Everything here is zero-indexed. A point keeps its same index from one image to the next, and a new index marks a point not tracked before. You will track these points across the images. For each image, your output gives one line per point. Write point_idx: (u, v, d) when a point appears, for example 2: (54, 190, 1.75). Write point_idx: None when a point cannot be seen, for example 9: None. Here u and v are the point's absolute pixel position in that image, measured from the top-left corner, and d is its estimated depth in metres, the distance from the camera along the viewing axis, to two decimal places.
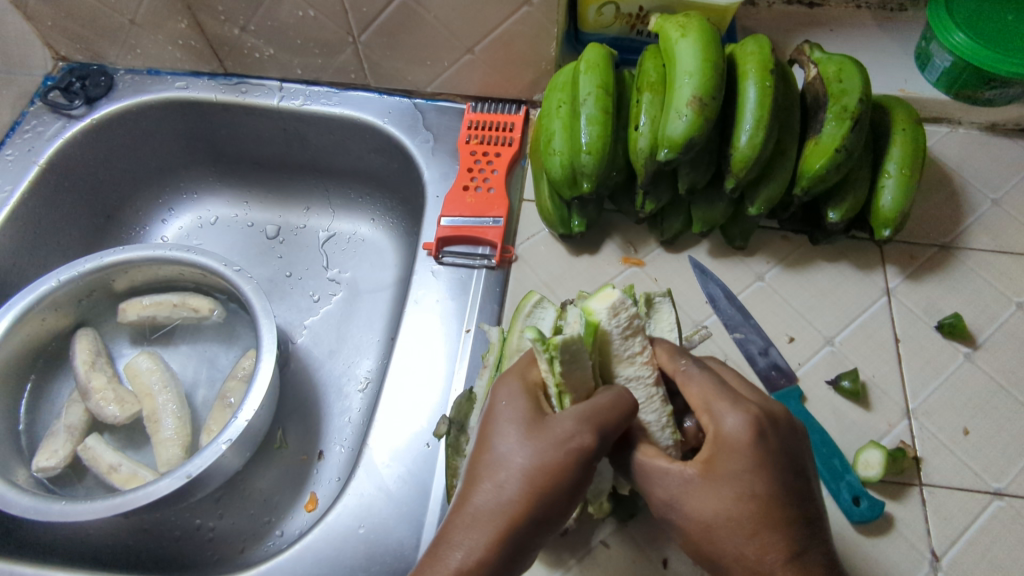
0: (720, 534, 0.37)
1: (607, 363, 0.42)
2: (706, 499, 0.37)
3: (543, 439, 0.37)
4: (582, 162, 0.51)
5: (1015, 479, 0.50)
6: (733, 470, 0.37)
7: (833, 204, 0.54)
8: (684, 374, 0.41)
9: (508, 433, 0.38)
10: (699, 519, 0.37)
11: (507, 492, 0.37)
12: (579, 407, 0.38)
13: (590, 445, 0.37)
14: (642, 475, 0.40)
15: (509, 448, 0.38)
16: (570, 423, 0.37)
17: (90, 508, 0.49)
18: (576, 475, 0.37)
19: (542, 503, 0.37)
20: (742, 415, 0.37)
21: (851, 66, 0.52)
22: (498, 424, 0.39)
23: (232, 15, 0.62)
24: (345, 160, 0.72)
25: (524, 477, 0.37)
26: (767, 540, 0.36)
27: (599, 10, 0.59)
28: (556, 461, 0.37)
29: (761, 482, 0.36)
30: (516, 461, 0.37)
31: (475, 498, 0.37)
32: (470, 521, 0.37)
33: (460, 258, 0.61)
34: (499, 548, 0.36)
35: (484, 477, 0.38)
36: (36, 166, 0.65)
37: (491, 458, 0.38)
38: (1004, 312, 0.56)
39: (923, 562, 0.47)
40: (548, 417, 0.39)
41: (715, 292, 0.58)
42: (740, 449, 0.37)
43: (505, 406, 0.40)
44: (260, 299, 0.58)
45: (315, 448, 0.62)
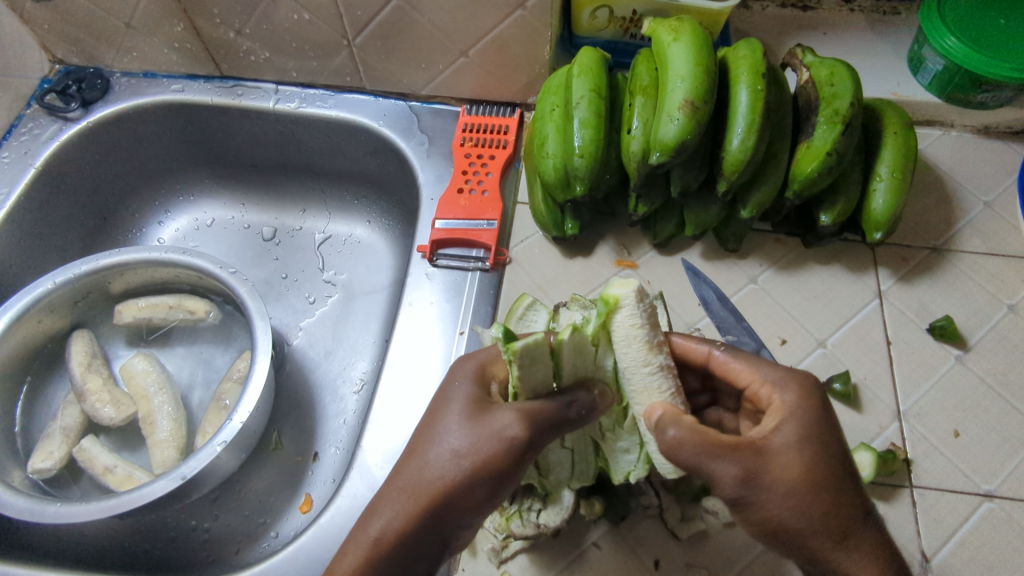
0: (804, 498, 0.38)
1: (635, 353, 0.41)
2: (791, 465, 0.39)
3: (478, 427, 0.39)
4: (576, 165, 0.52)
5: (1005, 480, 0.50)
6: (808, 434, 0.40)
7: (825, 207, 0.54)
8: (724, 358, 0.45)
9: (449, 415, 0.41)
10: (788, 484, 0.38)
11: (433, 470, 0.39)
12: (521, 403, 0.40)
13: (520, 437, 0.38)
14: (716, 454, 0.38)
15: (446, 432, 0.40)
16: (507, 416, 0.39)
17: (84, 510, 0.49)
18: (505, 466, 0.39)
19: (464, 485, 0.39)
20: (798, 383, 0.42)
21: (843, 69, 0.52)
22: (444, 406, 0.41)
23: (228, 18, 0.63)
24: (340, 162, 0.73)
25: (452, 457, 0.39)
26: (842, 495, 0.39)
27: (593, 13, 0.60)
28: (485, 447, 0.39)
29: (832, 444, 0.40)
30: (446, 443, 0.40)
31: (404, 472, 0.40)
32: (397, 494, 0.40)
33: (454, 261, 0.61)
34: (418, 521, 0.39)
35: (418, 452, 0.41)
36: (32, 169, 0.65)
37: (429, 438, 0.41)
38: (995, 314, 0.57)
39: (914, 563, 0.47)
40: (492, 406, 0.40)
41: (708, 295, 0.58)
42: (807, 414, 0.40)
43: (455, 389, 0.42)
44: (255, 301, 0.58)
45: (310, 449, 0.62)
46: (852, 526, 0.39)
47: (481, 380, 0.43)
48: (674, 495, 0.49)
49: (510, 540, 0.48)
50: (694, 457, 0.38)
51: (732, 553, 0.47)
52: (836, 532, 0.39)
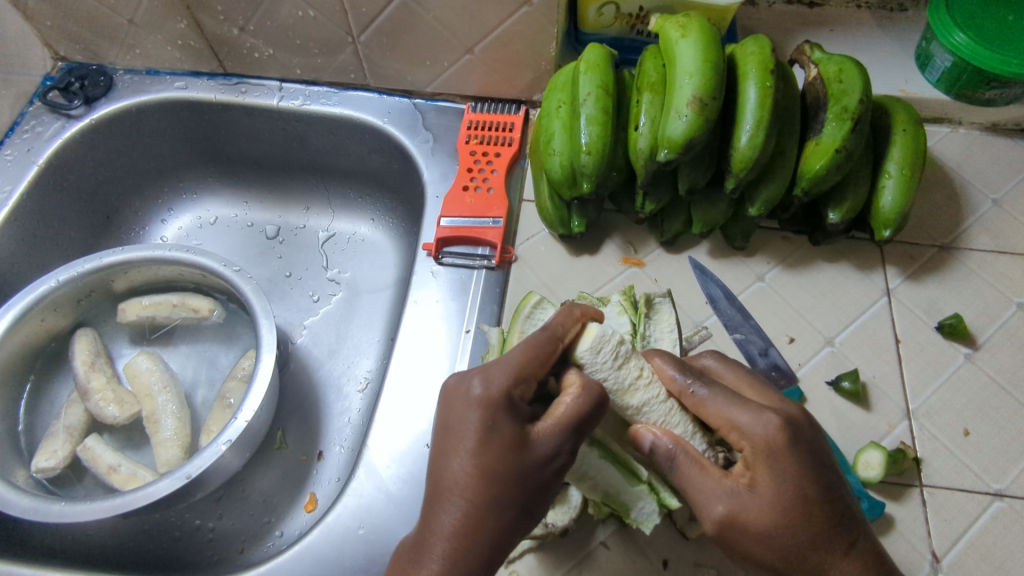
0: (778, 544, 0.38)
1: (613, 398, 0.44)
2: (759, 511, 0.38)
3: (527, 463, 0.38)
4: (582, 162, 0.51)
5: (1015, 479, 0.50)
6: (784, 480, 0.38)
7: (833, 204, 0.54)
8: (700, 396, 0.41)
9: (492, 452, 0.38)
10: (759, 530, 0.38)
11: (483, 512, 0.38)
12: (564, 433, 0.39)
13: (566, 453, 0.39)
14: (694, 484, 0.40)
15: (483, 465, 0.38)
16: (553, 448, 0.38)
17: (88, 509, 0.49)
18: (547, 483, 0.39)
19: (513, 513, 0.38)
20: (771, 425, 0.38)
21: (851, 66, 0.52)
22: (470, 437, 0.38)
23: (232, 15, 0.62)
24: (344, 160, 0.72)
25: (497, 491, 0.38)
26: (825, 539, 0.38)
27: (599, 10, 0.59)
28: (531, 472, 0.38)
29: (807, 488, 0.38)
30: (490, 479, 0.38)
31: (454, 517, 0.38)
32: (448, 537, 0.37)
33: (460, 259, 0.61)
34: (473, 559, 0.37)
35: (462, 492, 0.38)
36: (35, 166, 0.65)
37: (464, 474, 0.38)
38: (1004, 312, 0.56)
39: (924, 563, 0.47)
40: (529, 428, 0.39)
41: (714, 292, 0.58)
42: (776, 457, 0.38)
43: (490, 422, 0.38)
44: (260, 299, 0.58)
45: (314, 448, 0.62)
46: (840, 567, 0.38)
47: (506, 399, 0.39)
48: None
49: (517, 541, 0.47)
50: (677, 480, 0.41)
51: None
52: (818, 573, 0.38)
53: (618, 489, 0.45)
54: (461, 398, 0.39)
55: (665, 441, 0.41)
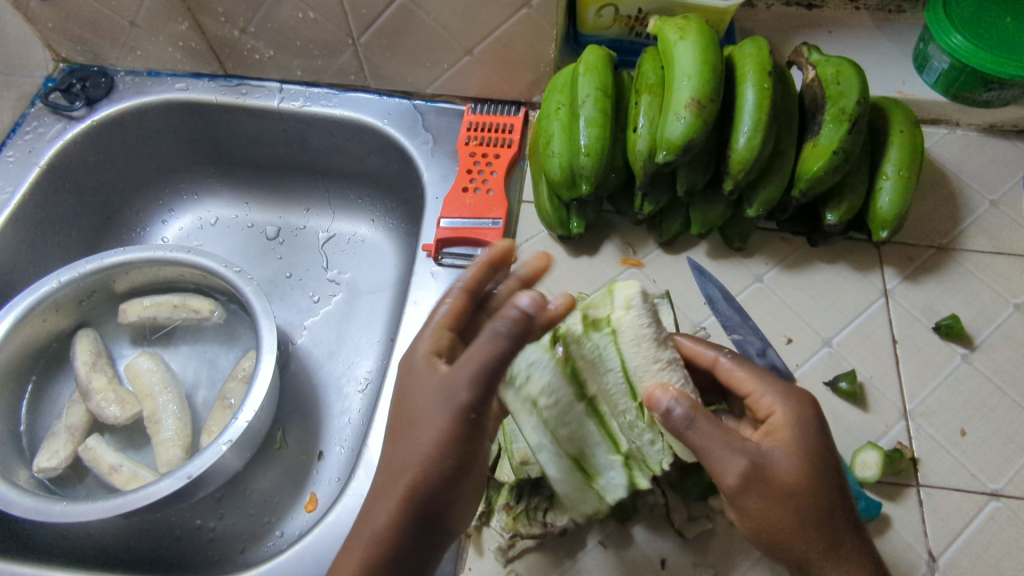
0: (799, 504, 0.38)
1: (644, 350, 0.42)
2: (789, 469, 0.39)
3: (433, 402, 0.36)
4: (582, 164, 0.52)
5: (1012, 479, 0.50)
6: (807, 443, 0.40)
7: (831, 205, 0.54)
8: (730, 365, 0.44)
9: (407, 398, 0.37)
10: (784, 487, 0.38)
11: (408, 458, 0.37)
12: (463, 367, 0.35)
13: (474, 397, 0.35)
14: (718, 443, 0.38)
15: (406, 417, 0.37)
16: (452, 384, 0.35)
17: (90, 509, 0.49)
18: (469, 429, 0.36)
19: (437, 463, 0.36)
20: (795, 395, 0.42)
21: (849, 68, 0.52)
22: (403, 392, 0.38)
23: (232, 16, 0.62)
24: (345, 161, 0.73)
25: (417, 443, 0.36)
26: (837, 510, 0.39)
27: (599, 12, 0.59)
28: (443, 420, 0.36)
29: (829, 457, 0.40)
30: (410, 431, 0.37)
31: (387, 467, 0.38)
32: (383, 491, 0.38)
33: (460, 259, 0.61)
34: (412, 506, 0.37)
35: (395, 445, 0.38)
36: (36, 167, 0.65)
37: (397, 427, 0.38)
38: (1002, 312, 0.57)
39: (921, 562, 0.47)
40: (442, 373, 0.36)
41: (714, 293, 0.57)
42: (803, 423, 0.40)
43: (406, 372, 0.38)
44: (260, 299, 0.58)
45: (314, 448, 0.62)
46: (844, 537, 0.39)
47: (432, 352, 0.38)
48: (681, 494, 0.48)
49: (516, 540, 0.47)
50: (696, 441, 0.38)
51: (738, 553, 0.48)
52: (829, 542, 0.39)
53: (593, 453, 0.45)
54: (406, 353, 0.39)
55: (683, 406, 0.38)
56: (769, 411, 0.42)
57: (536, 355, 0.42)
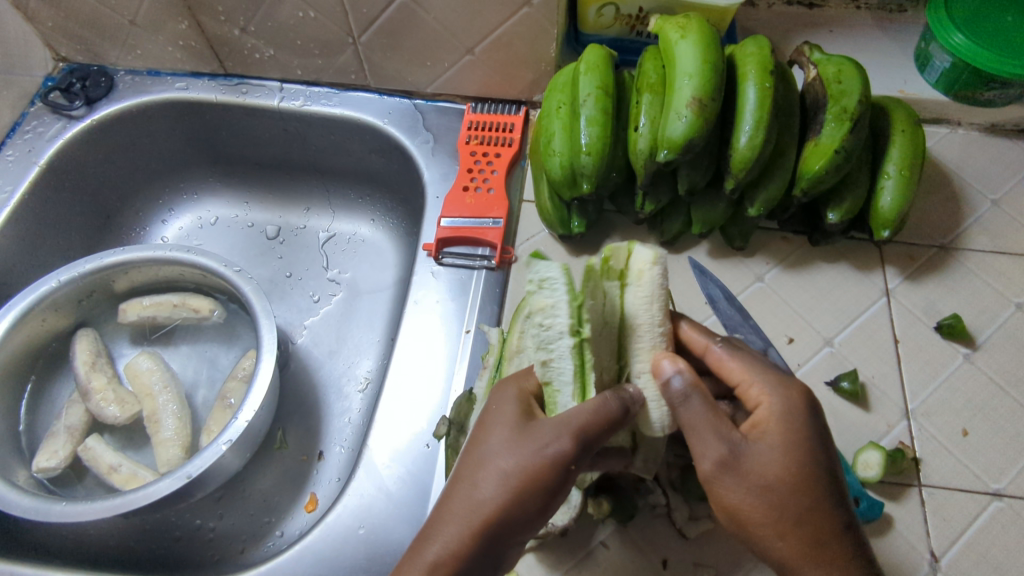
0: (775, 499, 0.38)
1: (651, 311, 0.42)
2: (768, 461, 0.39)
3: (525, 443, 0.39)
4: (582, 163, 0.52)
5: (1014, 479, 0.50)
6: (794, 438, 0.40)
7: (832, 204, 0.54)
8: (721, 354, 0.44)
9: (495, 433, 0.40)
10: (760, 479, 0.38)
11: (482, 493, 0.39)
12: (562, 415, 0.38)
13: (568, 452, 0.38)
14: (702, 425, 0.39)
15: (493, 450, 0.39)
16: (551, 430, 0.38)
17: (89, 510, 0.49)
18: (555, 481, 0.38)
19: (517, 505, 0.38)
20: (791, 390, 0.41)
21: (851, 67, 0.52)
22: (488, 423, 0.41)
23: (233, 16, 0.62)
24: (345, 160, 0.72)
25: (502, 478, 0.38)
26: (821, 507, 0.39)
27: (599, 10, 0.59)
28: (533, 463, 0.38)
29: (816, 451, 0.40)
30: (495, 463, 0.39)
31: (456, 498, 0.39)
32: (446, 517, 0.39)
33: (460, 259, 0.61)
34: (475, 540, 0.38)
35: (471, 475, 0.40)
36: (36, 167, 0.65)
37: (475, 457, 0.40)
38: (1003, 312, 0.56)
39: (923, 563, 0.47)
40: (537, 421, 0.40)
41: (715, 293, 0.54)
42: (788, 416, 0.40)
43: (498, 407, 0.41)
44: (260, 299, 0.58)
45: (315, 448, 0.62)
46: (827, 538, 0.38)
47: (521, 395, 0.42)
48: (682, 494, 0.48)
49: None
50: (684, 418, 0.40)
51: (739, 553, 0.47)
52: (810, 538, 0.38)
53: (559, 388, 0.41)
54: (496, 391, 0.43)
55: (682, 379, 0.39)
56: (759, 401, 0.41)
57: (555, 271, 0.39)
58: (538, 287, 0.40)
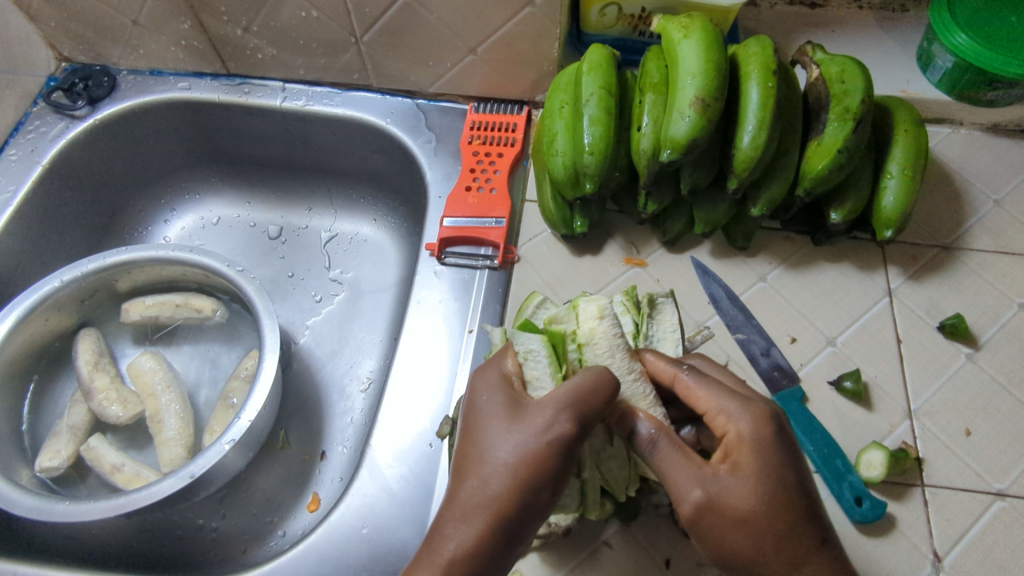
0: (755, 531, 0.38)
1: (618, 364, 0.44)
2: (741, 494, 0.38)
3: (526, 429, 0.39)
4: (585, 163, 0.52)
5: (1016, 479, 0.50)
6: (764, 468, 0.39)
7: (835, 204, 0.54)
8: (689, 382, 0.42)
9: (492, 425, 0.40)
10: (736, 516, 0.38)
11: (492, 485, 0.39)
12: (560, 395, 0.39)
13: (571, 431, 0.38)
14: (672, 469, 0.39)
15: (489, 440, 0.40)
16: (549, 411, 0.39)
17: (92, 509, 0.49)
18: (559, 463, 0.39)
19: (526, 491, 0.38)
20: (755, 414, 0.40)
21: (854, 66, 0.52)
22: (480, 418, 0.41)
23: (236, 16, 0.62)
24: (347, 160, 0.72)
25: (508, 467, 0.39)
26: (801, 529, 0.39)
27: (602, 10, 0.59)
28: (537, 450, 0.38)
29: (788, 477, 0.39)
30: (500, 454, 0.39)
31: (462, 493, 0.40)
32: (457, 513, 0.39)
33: (463, 259, 0.61)
34: (494, 532, 0.39)
35: (475, 471, 0.40)
36: (39, 166, 0.65)
37: (477, 452, 0.40)
38: (1006, 312, 0.56)
39: (926, 563, 0.47)
40: (528, 406, 0.40)
41: (717, 292, 0.58)
42: (757, 445, 0.39)
43: (486, 399, 0.41)
44: (263, 298, 0.58)
45: (317, 448, 0.62)
46: (810, 560, 0.39)
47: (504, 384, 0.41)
48: None
49: None
50: (659, 463, 0.40)
51: None
52: (790, 563, 0.39)
53: None
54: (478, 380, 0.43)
55: (647, 426, 0.40)
56: (724, 430, 0.41)
57: (536, 343, 0.43)
58: (522, 359, 0.42)
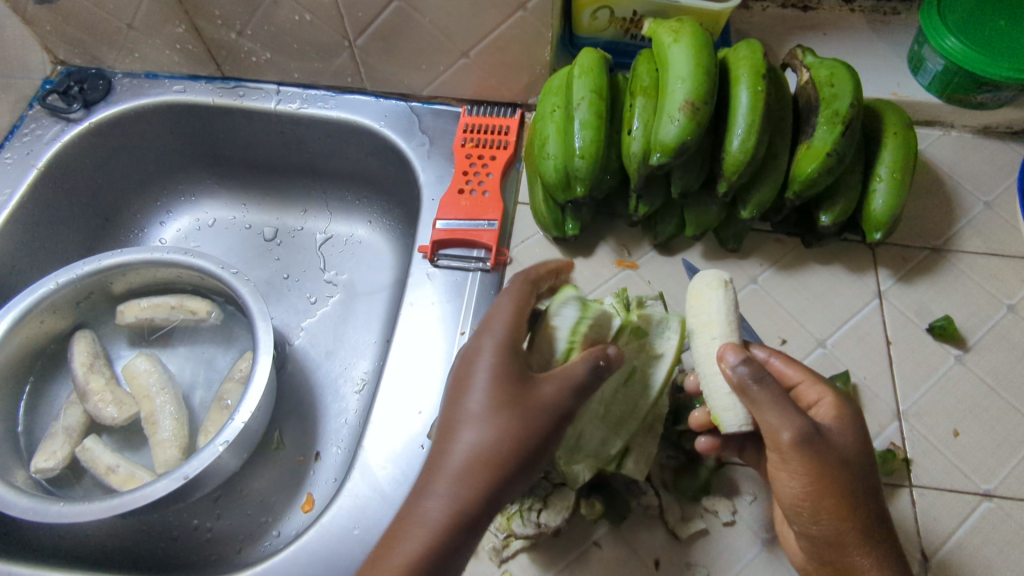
0: (850, 477, 0.39)
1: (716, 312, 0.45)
2: (838, 441, 0.40)
3: (521, 396, 0.40)
4: (576, 166, 0.52)
5: (1004, 480, 0.50)
6: (852, 427, 0.41)
7: (824, 207, 0.54)
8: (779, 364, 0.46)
9: (486, 384, 0.41)
10: (836, 457, 0.39)
11: (477, 448, 0.39)
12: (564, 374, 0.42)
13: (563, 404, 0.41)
14: (786, 401, 0.38)
15: (477, 409, 0.40)
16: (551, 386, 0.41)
17: (86, 510, 0.49)
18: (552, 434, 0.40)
19: (514, 462, 0.39)
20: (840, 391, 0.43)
21: (843, 70, 0.52)
22: (471, 381, 0.41)
23: (230, 19, 0.63)
24: (342, 163, 0.73)
25: (498, 431, 0.39)
26: (874, 490, 0.40)
27: (594, 14, 0.60)
28: (529, 417, 0.40)
29: (865, 443, 0.41)
30: (492, 417, 0.39)
31: (448, 453, 0.39)
32: (446, 476, 0.39)
33: (455, 261, 0.61)
34: (478, 496, 0.38)
35: (463, 430, 0.40)
36: (34, 169, 0.65)
37: (465, 414, 0.40)
38: (995, 314, 0.57)
39: (915, 563, 0.47)
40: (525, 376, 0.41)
41: None
42: (845, 410, 0.42)
43: (481, 358, 0.42)
44: (258, 301, 0.58)
45: (312, 449, 0.62)
46: (878, 521, 0.40)
47: (504, 347, 0.42)
48: (675, 495, 0.49)
49: (510, 540, 0.48)
50: (760, 398, 0.38)
51: (731, 554, 0.48)
52: (866, 517, 0.39)
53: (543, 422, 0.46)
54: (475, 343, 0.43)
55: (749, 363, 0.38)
56: (816, 400, 0.43)
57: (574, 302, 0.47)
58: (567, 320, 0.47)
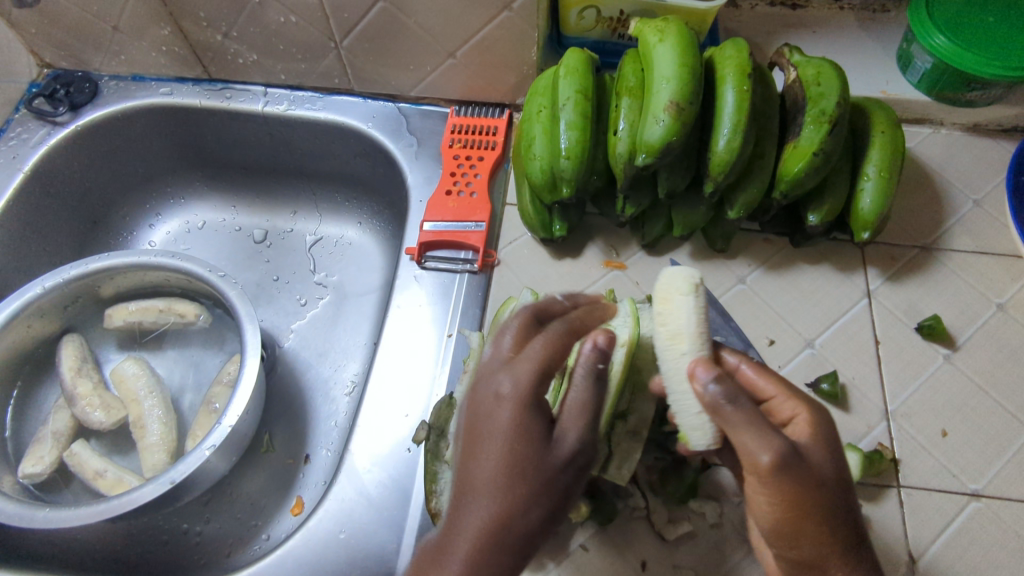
0: (829, 498, 0.38)
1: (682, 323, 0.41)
2: (815, 461, 0.38)
3: (544, 449, 0.35)
4: (562, 167, 0.52)
5: (992, 480, 0.50)
6: (831, 444, 0.40)
7: (812, 207, 0.54)
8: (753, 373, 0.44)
9: (506, 439, 0.34)
10: (813, 477, 0.37)
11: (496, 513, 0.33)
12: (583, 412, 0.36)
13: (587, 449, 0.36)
14: (762, 422, 0.37)
15: (494, 469, 0.34)
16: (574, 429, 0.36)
17: (73, 515, 0.49)
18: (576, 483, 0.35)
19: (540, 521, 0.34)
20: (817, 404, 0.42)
21: (829, 69, 0.52)
22: (486, 430, 0.35)
23: (215, 21, 0.62)
24: (331, 164, 0.73)
25: (524, 494, 0.33)
26: (853, 508, 0.39)
27: (580, 14, 0.60)
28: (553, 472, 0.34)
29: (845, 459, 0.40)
30: (514, 478, 0.34)
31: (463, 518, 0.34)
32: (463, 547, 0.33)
33: (443, 263, 0.61)
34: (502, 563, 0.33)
35: (479, 492, 0.34)
36: (21, 173, 0.65)
37: (481, 473, 0.34)
38: (984, 312, 0.57)
39: (902, 564, 0.47)
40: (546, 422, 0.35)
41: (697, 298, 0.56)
42: (826, 426, 0.40)
43: (503, 403, 0.35)
44: (245, 304, 0.58)
45: (302, 451, 0.62)
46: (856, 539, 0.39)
47: (524, 392, 0.35)
48: (663, 497, 0.49)
49: None
50: (734, 418, 0.37)
51: (718, 555, 0.48)
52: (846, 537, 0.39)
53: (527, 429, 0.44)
54: (492, 383, 0.36)
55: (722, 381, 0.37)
56: (793, 416, 0.41)
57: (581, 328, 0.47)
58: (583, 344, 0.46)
